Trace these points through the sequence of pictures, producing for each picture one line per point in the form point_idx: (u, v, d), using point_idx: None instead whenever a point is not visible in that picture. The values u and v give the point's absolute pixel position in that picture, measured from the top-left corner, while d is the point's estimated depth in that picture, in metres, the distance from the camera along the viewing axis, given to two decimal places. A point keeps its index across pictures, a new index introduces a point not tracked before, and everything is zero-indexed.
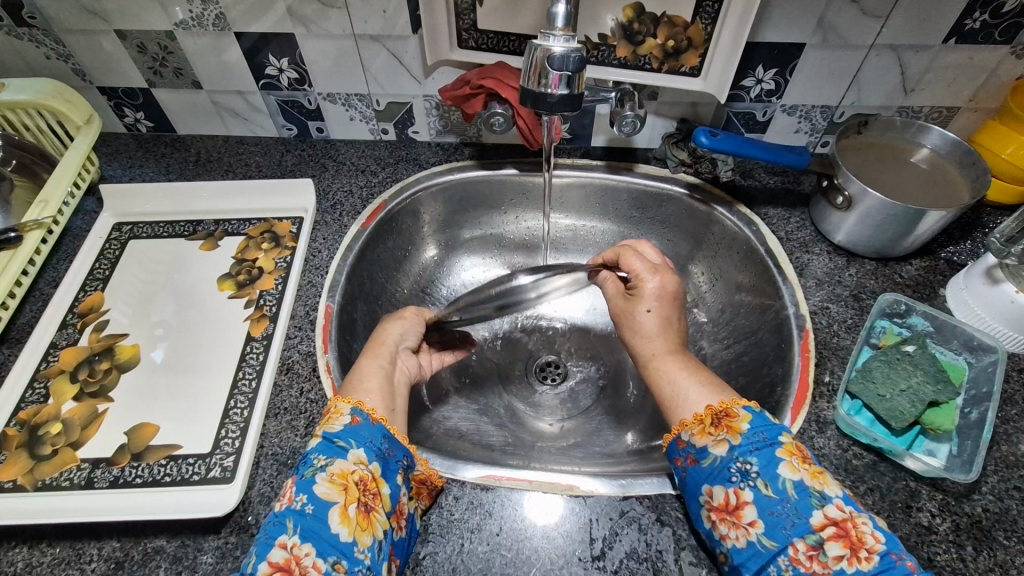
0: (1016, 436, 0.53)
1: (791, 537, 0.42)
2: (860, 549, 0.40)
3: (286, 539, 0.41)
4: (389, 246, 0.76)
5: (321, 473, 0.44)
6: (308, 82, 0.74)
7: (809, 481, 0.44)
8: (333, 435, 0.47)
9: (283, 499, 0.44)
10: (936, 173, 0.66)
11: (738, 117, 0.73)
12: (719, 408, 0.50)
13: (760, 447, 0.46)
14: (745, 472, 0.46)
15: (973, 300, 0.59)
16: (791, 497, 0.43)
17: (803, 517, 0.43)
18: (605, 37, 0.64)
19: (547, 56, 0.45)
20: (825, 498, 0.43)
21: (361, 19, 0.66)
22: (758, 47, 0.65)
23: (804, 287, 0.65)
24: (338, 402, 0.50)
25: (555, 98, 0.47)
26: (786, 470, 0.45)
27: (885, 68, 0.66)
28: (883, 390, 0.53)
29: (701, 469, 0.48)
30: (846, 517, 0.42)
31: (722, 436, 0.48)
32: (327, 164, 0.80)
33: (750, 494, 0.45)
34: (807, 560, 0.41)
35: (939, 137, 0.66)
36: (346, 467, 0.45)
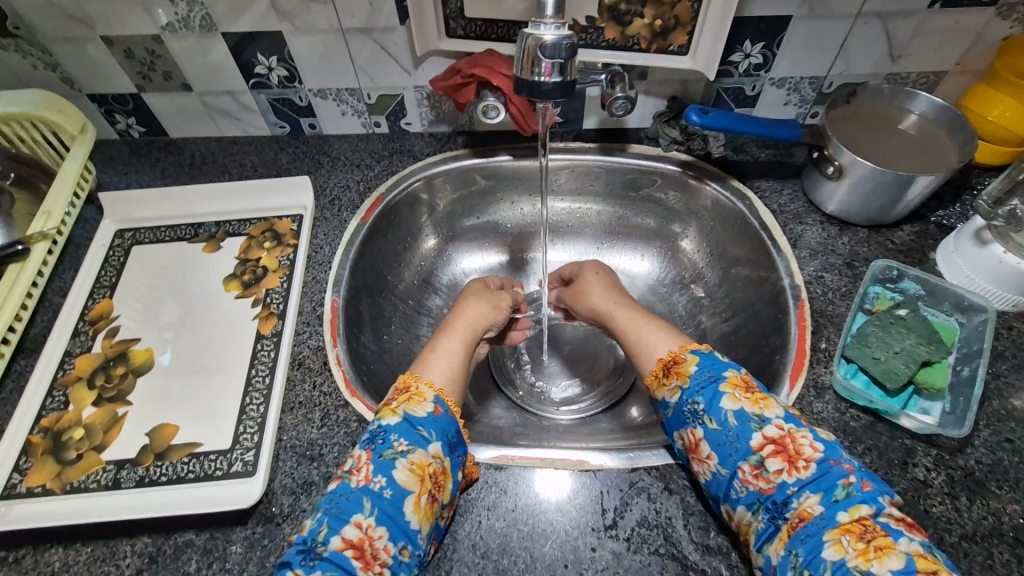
0: (1007, 390, 0.55)
1: (737, 462, 0.47)
2: (798, 461, 0.45)
3: (360, 518, 0.43)
4: (389, 239, 0.77)
5: (402, 459, 0.46)
6: (298, 78, 0.75)
7: (750, 409, 0.48)
8: (414, 419, 0.49)
9: (359, 475, 0.45)
10: (925, 139, 0.67)
11: (729, 93, 0.74)
12: (669, 357, 0.54)
13: (706, 385, 0.50)
14: (694, 412, 0.50)
15: (962, 262, 0.61)
16: (732, 426, 0.48)
17: (744, 442, 0.47)
18: (592, 20, 0.64)
19: (539, 44, 0.45)
20: (764, 420, 0.47)
21: (349, 13, 0.67)
22: (746, 21, 0.65)
23: (798, 258, 0.67)
24: (419, 385, 0.52)
25: (549, 86, 0.46)
26: (728, 403, 0.49)
27: (871, 37, 0.67)
28: (878, 354, 0.55)
29: (668, 418, 0.53)
30: (784, 435, 0.46)
31: (674, 384, 0.52)
32: (322, 160, 0.80)
33: (701, 430, 0.49)
34: (754, 480, 0.46)
35: (927, 103, 0.67)
36: (425, 458, 0.46)
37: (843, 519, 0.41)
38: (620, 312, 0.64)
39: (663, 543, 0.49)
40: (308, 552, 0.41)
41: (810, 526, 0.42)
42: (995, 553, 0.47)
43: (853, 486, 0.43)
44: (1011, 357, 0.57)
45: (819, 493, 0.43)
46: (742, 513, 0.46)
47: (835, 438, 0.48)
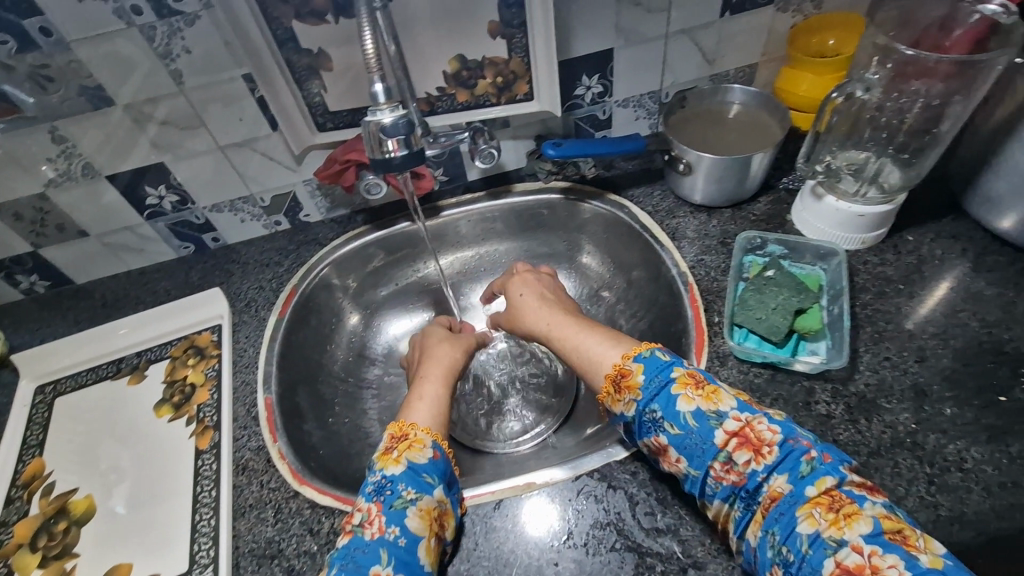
0: (875, 316, 0.63)
1: (707, 462, 0.48)
2: (762, 448, 0.47)
3: (380, 568, 0.45)
4: (313, 326, 0.80)
5: (412, 506, 0.49)
6: (190, 199, 0.78)
7: (704, 406, 0.49)
8: (416, 467, 0.52)
9: (372, 527, 0.48)
10: (753, 121, 0.77)
11: (585, 121, 0.83)
12: (615, 371, 0.54)
13: (659, 391, 0.51)
14: (655, 419, 0.51)
15: (810, 217, 0.69)
16: (693, 428, 0.49)
17: (709, 441, 0.48)
18: (443, 89, 0.71)
19: (379, 127, 0.50)
20: (721, 415, 0.48)
21: (223, 132, 0.72)
22: (577, 60, 0.74)
23: (680, 248, 0.74)
24: (416, 431, 0.55)
25: (399, 159, 0.51)
26: (683, 405, 0.49)
27: (685, 49, 0.77)
28: (759, 314, 0.62)
29: (631, 429, 0.53)
30: (743, 425, 0.48)
31: (627, 398, 0.52)
32: (232, 269, 0.83)
33: (665, 437, 0.50)
34: (725, 474, 0.47)
35: (741, 92, 0.77)
36: (431, 503, 0.50)
37: (812, 493, 0.44)
38: (557, 331, 0.63)
39: (616, 538, 0.52)
40: None
41: (781, 506, 0.44)
42: (898, 460, 0.53)
43: (816, 460, 0.46)
44: (872, 286, 0.65)
45: (785, 473, 0.45)
46: (720, 504, 0.49)
47: (787, 415, 0.50)
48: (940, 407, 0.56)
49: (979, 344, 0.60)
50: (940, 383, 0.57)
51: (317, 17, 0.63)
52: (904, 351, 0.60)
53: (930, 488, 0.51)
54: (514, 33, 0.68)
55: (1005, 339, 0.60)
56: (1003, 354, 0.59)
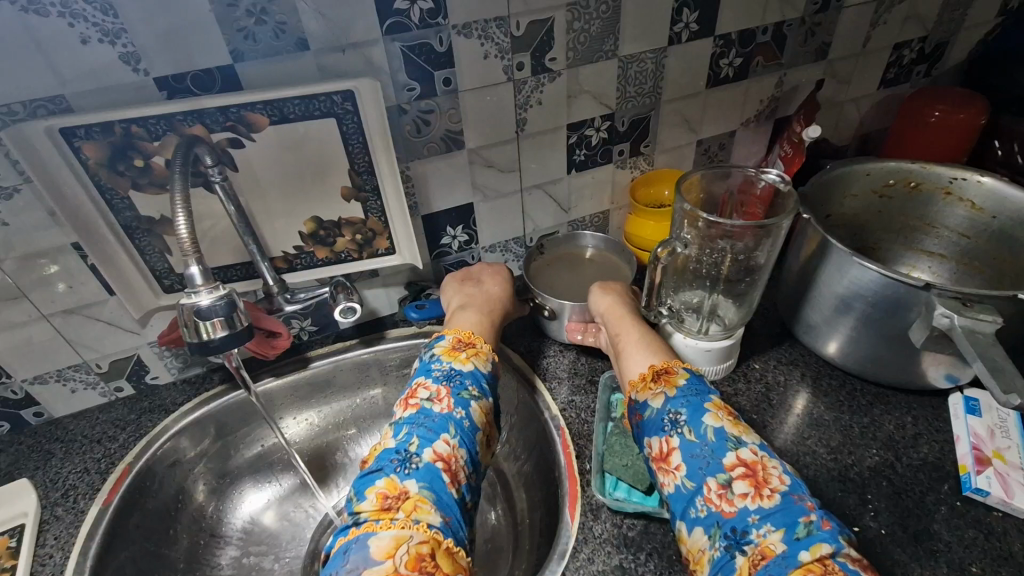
0: None
1: (705, 477, 0.49)
2: (764, 488, 0.47)
3: (448, 437, 0.51)
4: (151, 509, 0.69)
5: (475, 401, 0.56)
6: (5, 373, 0.69)
7: (728, 429, 0.51)
8: (480, 374, 0.60)
9: (441, 404, 0.54)
10: (605, 264, 0.84)
11: (455, 267, 0.85)
12: (660, 366, 0.59)
13: (690, 400, 0.54)
14: (675, 421, 0.53)
15: None
16: (708, 441, 0.51)
17: (717, 459, 0.49)
18: (301, 247, 0.71)
19: (195, 309, 0.47)
20: (740, 443, 0.50)
21: (47, 301, 0.65)
22: (438, 215, 0.78)
23: (552, 389, 0.74)
24: (483, 346, 0.64)
25: (219, 339, 0.47)
26: (709, 419, 0.52)
27: (541, 201, 0.84)
28: (624, 460, 0.63)
29: (646, 422, 0.56)
30: (756, 460, 0.49)
31: (660, 389, 0.57)
32: (54, 448, 0.72)
33: (677, 440, 0.52)
34: (717, 499, 0.47)
35: (592, 238, 0.86)
36: (488, 407, 0.57)
37: (804, 557, 0.42)
38: (628, 327, 0.67)
39: None
40: (406, 458, 0.49)
41: (769, 562, 0.42)
42: None
43: (814, 525, 0.44)
44: None
45: (780, 528, 0.44)
46: (699, 535, 0.48)
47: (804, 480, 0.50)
48: None
49: (828, 470, 0.62)
50: None
51: (156, 187, 0.62)
52: None
53: None
54: (368, 195, 0.70)
55: (849, 464, 0.63)
56: (849, 479, 0.61)
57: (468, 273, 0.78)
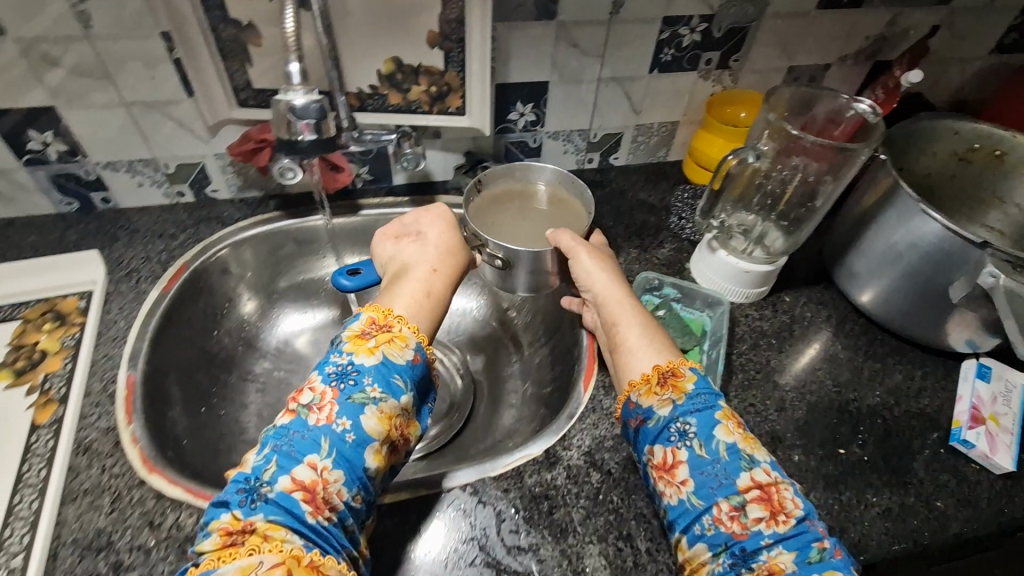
0: (747, 365, 0.68)
1: (715, 497, 0.47)
2: (779, 513, 0.46)
3: (316, 460, 0.45)
4: (200, 307, 0.75)
5: (372, 406, 0.48)
6: (81, 152, 0.72)
7: (740, 446, 0.49)
8: (391, 365, 0.51)
9: (321, 413, 0.47)
10: (559, 205, 0.75)
11: (516, 146, 0.85)
12: (665, 367, 0.55)
13: (700, 410, 0.51)
14: (684, 432, 0.51)
15: (705, 269, 0.74)
16: (721, 459, 0.49)
17: (730, 478, 0.48)
18: (375, 88, 0.71)
19: (289, 106, 0.47)
20: (753, 462, 0.48)
21: (129, 88, 0.67)
22: (512, 86, 0.77)
23: None
24: (403, 328, 0.54)
25: (306, 142, 0.49)
26: (722, 434, 0.50)
27: (615, 96, 0.82)
28: None
29: (648, 429, 0.53)
30: (771, 482, 0.47)
31: (667, 396, 0.53)
32: (118, 235, 0.76)
33: (686, 453, 0.50)
34: (728, 521, 0.46)
35: (548, 173, 0.76)
36: (394, 409, 0.49)
37: None
38: (625, 313, 0.61)
39: (477, 553, 0.52)
40: (254, 487, 0.43)
41: None
42: None
43: (827, 551, 0.44)
44: (748, 338, 0.71)
45: (792, 551, 0.44)
46: (701, 550, 0.47)
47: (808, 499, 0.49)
48: (789, 453, 0.61)
49: (829, 401, 0.66)
50: (793, 431, 0.63)
51: None
52: (767, 400, 0.65)
53: None
54: (452, 46, 0.69)
55: (850, 399, 0.66)
56: (847, 412, 0.65)
57: (402, 225, 0.66)
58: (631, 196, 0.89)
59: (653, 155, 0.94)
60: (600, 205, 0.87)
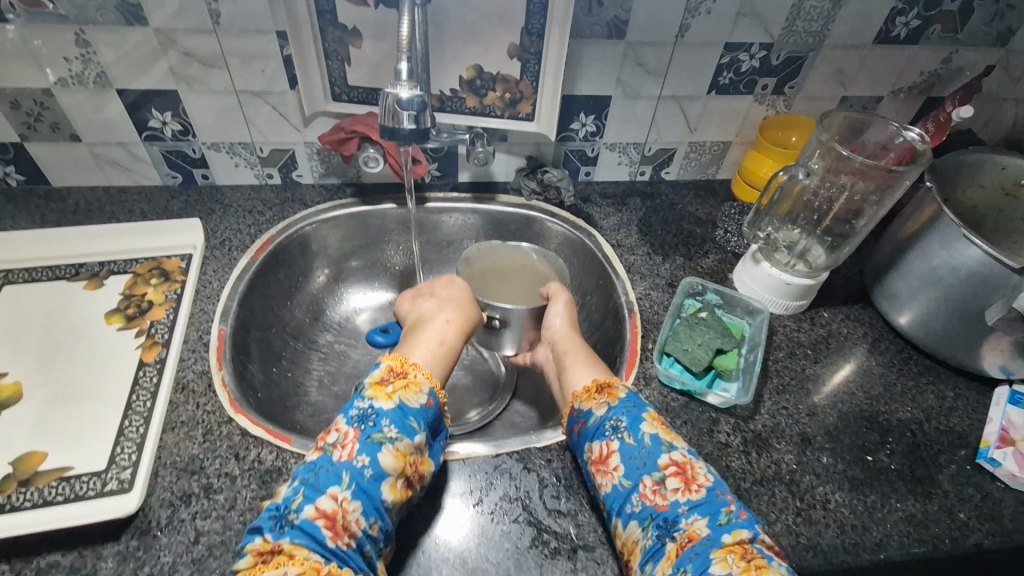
0: (782, 371, 0.72)
1: (641, 475, 0.54)
2: (692, 484, 0.52)
3: (337, 492, 0.47)
4: (279, 277, 0.82)
5: (389, 445, 0.50)
6: (192, 132, 0.82)
7: (662, 436, 0.57)
8: (406, 408, 0.53)
9: (343, 450, 0.49)
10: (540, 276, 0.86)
11: (574, 154, 0.92)
12: (603, 381, 0.63)
13: (630, 410, 0.59)
14: (616, 427, 0.57)
15: (748, 278, 0.78)
16: (646, 445, 0.55)
17: (653, 459, 0.54)
18: (455, 91, 0.79)
19: (396, 100, 0.54)
20: (672, 447, 0.56)
21: (242, 78, 0.76)
22: (577, 98, 0.83)
23: (632, 280, 0.81)
24: (417, 373, 0.56)
25: (406, 131, 0.55)
26: (647, 426, 0.57)
27: (673, 113, 0.88)
28: (687, 345, 0.69)
29: (587, 429, 0.59)
30: (685, 461, 0.54)
31: (603, 399, 0.60)
32: (214, 208, 0.85)
33: (618, 443, 0.56)
34: (652, 495, 0.52)
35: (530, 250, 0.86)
36: (409, 447, 0.51)
37: (727, 540, 0.48)
38: (573, 345, 0.72)
39: (521, 512, 0.57)
40: (281, 517, 0.45)
41: (697, 545, 0.48)
42: (775, 491, 0.60)
43: (733, 514, 0.51)
44: (785, 347, 0.75)
45: (706, 516, 0.50)
46: (633, 528, 0.52)
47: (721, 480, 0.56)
48: (818, 454, 0.63)
49: (861, 411, 0.69)
50: (824, 436, 0.65)
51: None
52: (799, 404, 0.68)
53: (796, 519, 0.58)
54: (529, 58, 0.76)
55: (883, 412, 0.69)
56: (877, 423, 0.67)
57: (418, 289, 0.75)
58: (679, 208, 0.94)
59: (703, 172, 0.99)
60: (649, 215, 0.92)
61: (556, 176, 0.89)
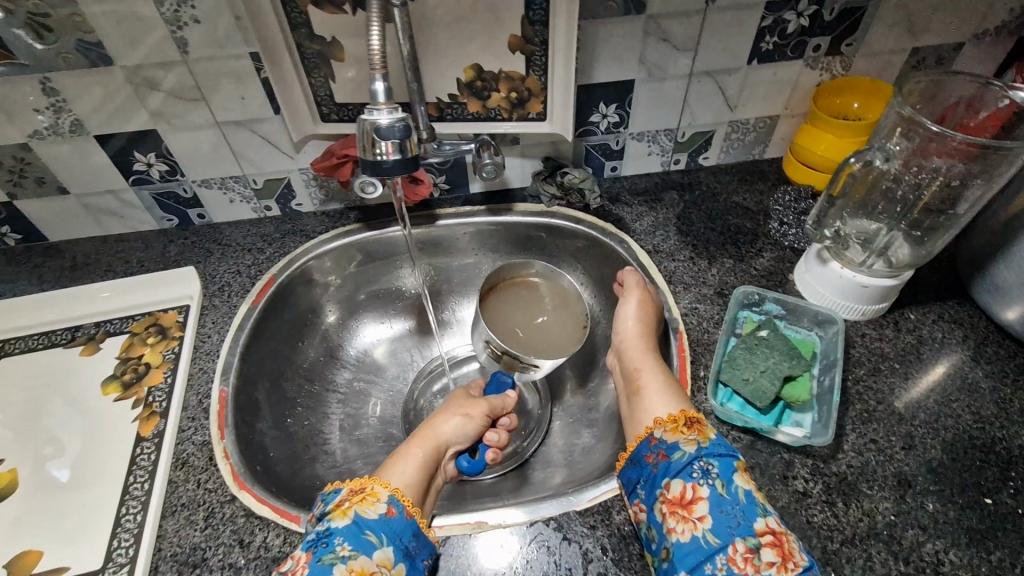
0: (866, 393, 0.60)
1: (732, 536, 0.45)
2: (789, 560, 0.43)
3: None
4: (286, 318, 0.76)
5: (341, 565, 0.43)
6: (180, 171, 0.76)
7: (758, 494, 0.48)
8: (364, 523, 0.47)
9: None
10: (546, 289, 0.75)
11: (596, 149, 0.81)
12: (692, 414, 0.54)
13: (724, 454, 0.50)
14: (707, 471, 0.49)
15: (814, 280, 0.66)
16: (740, 501, 0.47)
17: (748, 521, 0.46)
18: (454, 97, 0.69)
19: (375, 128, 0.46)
20: (768, 510, 0.47)
21: (222, 108, 0.69)
22: (595, 87, 0.72)
23: (675, 292, 0.70)
24: (375, 484, 0.50)
25: (391, 162, 0.47)
26: (741, 479, 0.48)
27: (708, 92, 0.76)
28: (747, 374, 0.58)
29: (670, 463, 0.51)
30: (783, 531, 0.45)
31: (693, 436, 0.51)
32: (212, 249, 0.80)
33: (707, 491, 0.47)
34: (741, 562, 0.44)
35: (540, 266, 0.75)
36: (367, 566, 0.44)
37: None
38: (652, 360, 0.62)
39: None
40: None
41: None
42: (872, 553, 0.50)
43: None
44: (866, 362, 0.63)
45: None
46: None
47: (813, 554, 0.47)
48: (923, 501, 0.52)
49: (969, 439, 0.57)
50: (925, 475, 0.54)
51: (334, 5, 0.62)
52: (891, 435, 0.57)
53: None
54: (534, 49, 0.66)
55: (997, 438, 0.57)
56: (993, 453, 0.56)
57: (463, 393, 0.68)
58: (723, 198, 0.82)
59: (747, 153, 0.86)
60: (688, 210, 0.81)
61: (578, 177, 0.78)
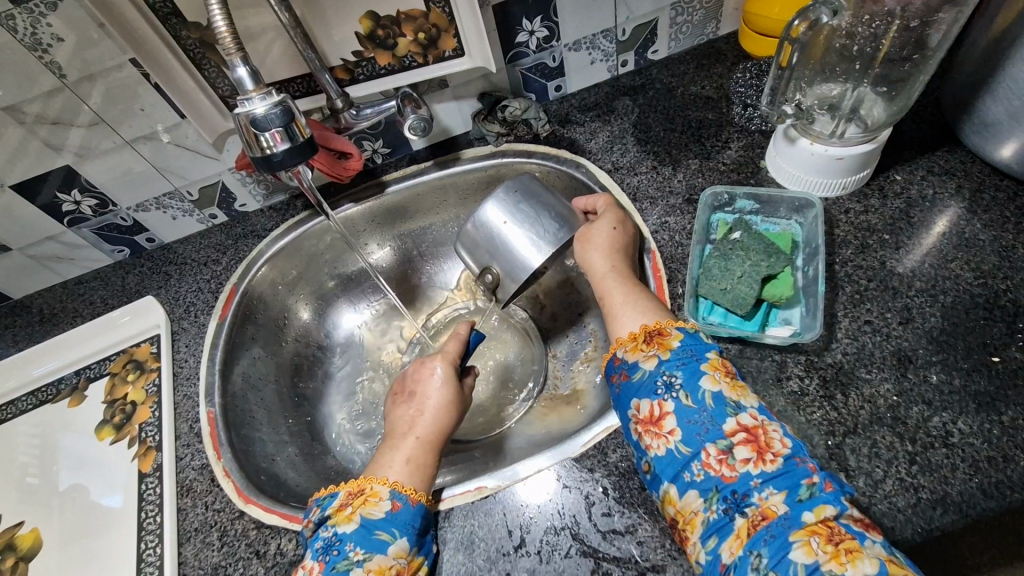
0: (855, 273, 0.56)
1: (704, 442, 0.44)
2: (767, 453, 0.42)
3: None
4: (260, 324, 0.75)
5: (357, 569, 0.44)
6: (111, 202, 0.72)
7: (727, 393, 0.45)
8: (371, 524, 0.47)
9: None
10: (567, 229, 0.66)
11: (532, 71, 0.74)
12: (652, 327, 0.51)
13: (686, 362, 0.47)
14: (670, 384, 0.47)
15: (785, 162, 0.61)
16: (707, 406, 0.45)
17: (717, 425, 0.44)
18: (360, 53, 0.63)
19: (252, 120, 0.46)
20: (739, 407, 0.45)
21: (124, 126, 0.65)
22: (510, 3, 0.65)
23: (642, 210, 0.66)
24: (373, 483, 0.50)
25: (280, 153, 0.47)
26: (707, 382, 0.46)
27: None
28: (724, 284, 0.55)
29: (632, 384, 0.49)
30: (757, 425, 0.44)
31: (652, 351, 0.49)
32: (170, 271, 0.78)
33: (672, 404, 0.46)
34: (717, 464, 0.43)
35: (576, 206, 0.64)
36: (384, 563, 0.45)
37: (808, 519, 0.39)
38: (612, 279, 0.58)
39: (571, 543, 0.48)
40: None
41: (774, 526, 0.39)
42: (878, 439, 0.48)
43: (817, 487, 0.41)
44: (853, 239, 0.58)
45: (783, 491, 0.40)
46: (692, 498, 0.43)
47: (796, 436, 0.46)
48: (925, 375, 0.50)
49: (971, 298, 0.53)
50: (926, 346, 0.51)
51: None
52: (887, 311, 0.54)
53: (912, 470, 0.46)
54: None
55: (1001, 290, 0.53)
56: (998, 307, 0.52)
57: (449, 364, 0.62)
58: (680, 92, 0.75)
59: (700, 34, 0.78)
60: (645, 114, 0.74)
61: (519, 107, 0.73)
